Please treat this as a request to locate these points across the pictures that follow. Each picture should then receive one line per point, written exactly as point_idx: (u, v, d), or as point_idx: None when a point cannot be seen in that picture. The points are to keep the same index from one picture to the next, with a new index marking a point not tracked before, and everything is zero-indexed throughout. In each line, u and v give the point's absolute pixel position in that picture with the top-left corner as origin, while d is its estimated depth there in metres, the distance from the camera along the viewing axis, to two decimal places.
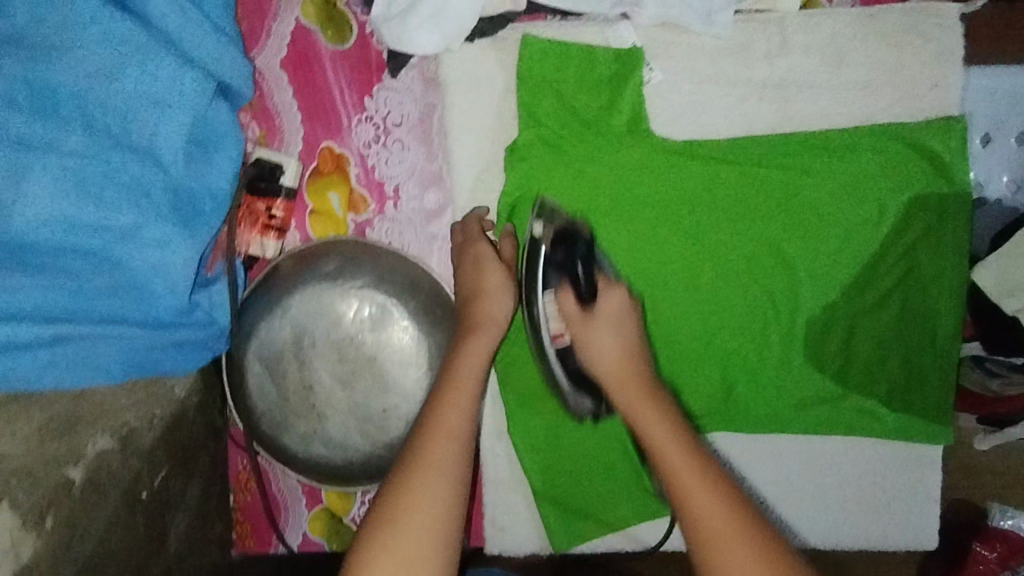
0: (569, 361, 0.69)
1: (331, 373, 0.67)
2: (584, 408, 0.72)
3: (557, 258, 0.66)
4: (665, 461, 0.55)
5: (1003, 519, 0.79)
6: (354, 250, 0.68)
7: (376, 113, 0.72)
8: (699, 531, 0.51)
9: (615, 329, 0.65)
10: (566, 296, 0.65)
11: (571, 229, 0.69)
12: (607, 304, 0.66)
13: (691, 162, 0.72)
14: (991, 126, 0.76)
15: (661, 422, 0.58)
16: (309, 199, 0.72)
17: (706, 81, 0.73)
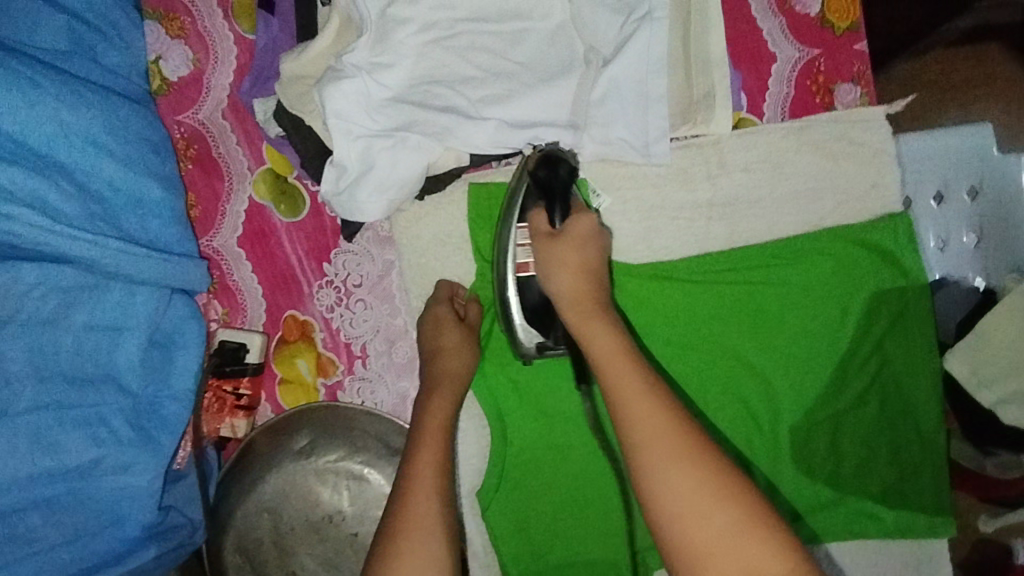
0: (528, 295, 0.66)
1: (313, 556, 0.66)
2: (530, 344, 0.67)
3: (537, 177, 0.65)
4: (595, 346, 0.54)
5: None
6: (326, 413, 0.66)
7: (336, 276, 0.73)
8: (631, 416, 0.50)
9: (574, 266, 0.59)
10: (539, 218, 0.63)
11: (556, 154, 0.66)
12: (575, 224, 0.61)
13: (651, 284, 0.73)
14: (942, 185, 0.80)
15: (615, 344, 0.54)
16: (277, 369, 0.72)
17: (653, 209, 0.75)
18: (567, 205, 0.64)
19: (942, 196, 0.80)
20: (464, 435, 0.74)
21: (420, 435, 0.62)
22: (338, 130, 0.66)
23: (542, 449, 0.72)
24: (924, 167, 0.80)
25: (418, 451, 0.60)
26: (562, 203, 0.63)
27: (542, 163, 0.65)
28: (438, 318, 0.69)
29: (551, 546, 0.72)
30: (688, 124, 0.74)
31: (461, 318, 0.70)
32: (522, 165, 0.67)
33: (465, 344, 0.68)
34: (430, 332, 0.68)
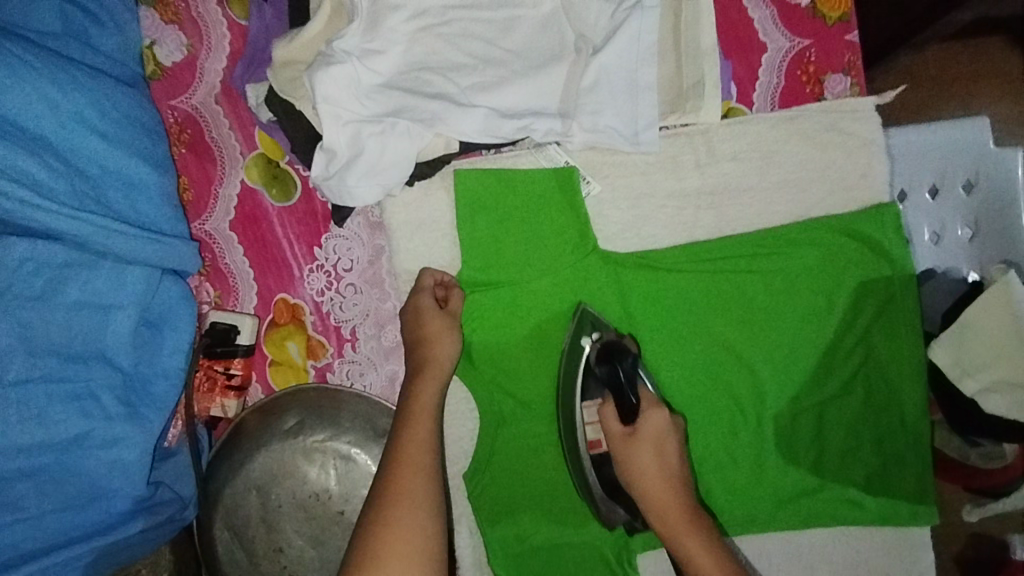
0: (605, 470, 0.70)
1: (300, 533, 0.66)
2: (617, 515, 0.71)
3: (601, 374, 0.69)
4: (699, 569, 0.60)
5: None
6: (316, 396, 0.69)
7: (327, 261, 0.74)
8: None
9: (699, 538, 0.61)
10: (608, 413, 0.68)
11: (618, 345, 0.70)
12: (648, 423, 0.66)
13: (640, 272, 0.74)
14: (936, 179, 0.82)
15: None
16: (268, 350, 0.74)
17: (642, 196, 0.76)
18: (634, 392, 0.67)
19: (936, 190, 0.82)
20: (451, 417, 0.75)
21: (406, 416, 0.63)
22: (327, 114, 0.67)
23: (528, 431, 0.74)
24: (910, 161, 0.82)
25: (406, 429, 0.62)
26: (631, 392, 0.67)
27: (602, 358, 0.69)
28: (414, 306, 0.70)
29: (535, 529, 0.73)
30: (677, 112, 0.74)
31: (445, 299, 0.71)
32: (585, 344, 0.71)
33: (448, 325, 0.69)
34: (414, 317, 0.70)
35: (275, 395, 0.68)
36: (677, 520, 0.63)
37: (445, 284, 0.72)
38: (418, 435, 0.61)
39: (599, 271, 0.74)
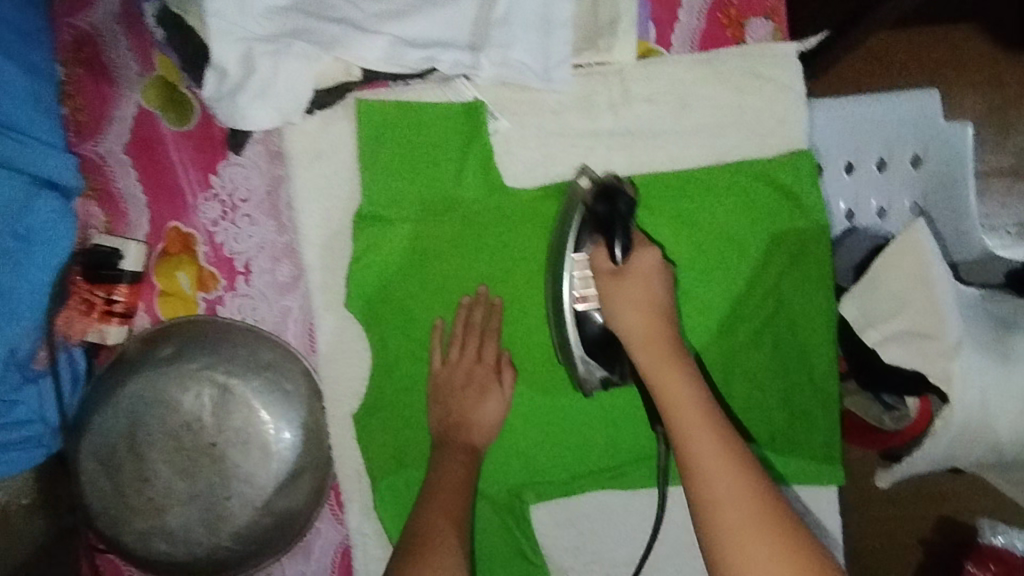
0: (589, 326, 0.64)
1: (169, 464, 0.65)
2: (593, 378, 0.67)
3: (595, 213, 0.63)
4: (666, 386, 0.56)
5: (995, 536, 0.87)
6: (206, 326, 0.67)
7: (223, 190, 0.72)
8: (706, 497, 0.51)
9: (688, 382, 0.56)
10: (599, 250, 0.63)
11: (613, 187, 0.64)
12: (639, 261, 0.62)
13: (541, 211, 0.72)
14: (884, 152, 0.88)
15: (695, 402, 0.55)
16: (157, 281, 0.71)
17: (552, 135, 0.73)
18: (626, 234, 0.62)
19: (884, 162, 0.88)
20: (344, 356, 0.71)
21: (434, 486, 0.65)
22: (217, 29, 0.64)
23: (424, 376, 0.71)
24: (834, 133, 0.88)
25: (439, 491, 0.64)
26: (622, 233, 0.61)
27: (599, 197, 0.64)
28: (453, 379, 0.69)
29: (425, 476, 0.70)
30: (590, 50, 0.72)
31: (476, 358, 0.70)
32: (583, 186, 0.67)
33: (492, 390, 0.69)
34: (451, 400, 0.69)
35: (161, 324, 0.67)
36: (667, 361, 0.57)
37: (460, 342, 0.70)
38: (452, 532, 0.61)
39: (503, 210, 0.72)
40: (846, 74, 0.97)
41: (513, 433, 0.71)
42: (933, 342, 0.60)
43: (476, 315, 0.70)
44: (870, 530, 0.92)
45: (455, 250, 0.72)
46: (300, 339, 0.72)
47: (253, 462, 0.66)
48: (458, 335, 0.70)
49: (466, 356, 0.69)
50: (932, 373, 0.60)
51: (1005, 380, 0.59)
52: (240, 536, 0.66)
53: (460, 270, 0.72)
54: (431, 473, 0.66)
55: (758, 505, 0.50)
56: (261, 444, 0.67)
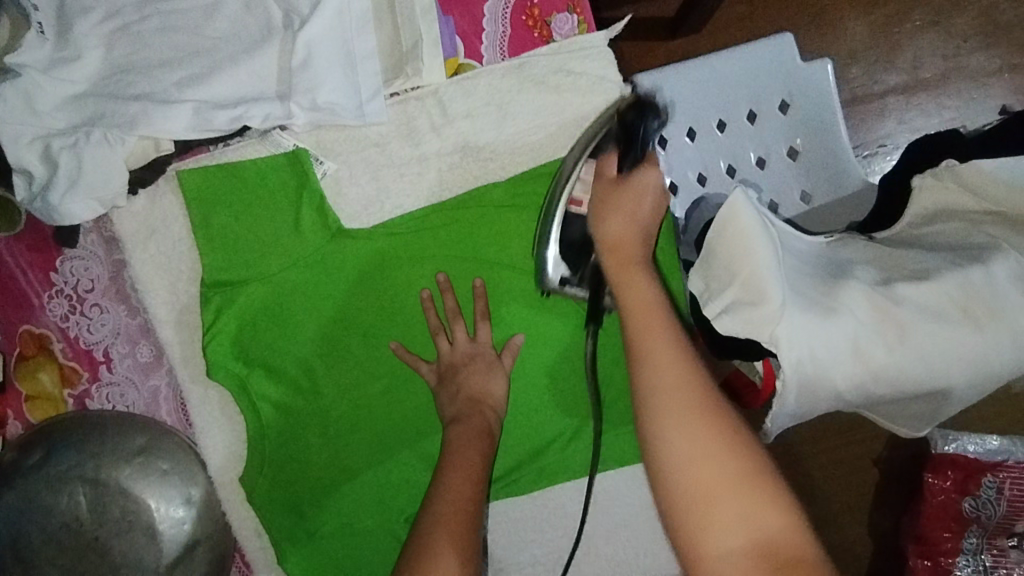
0: (572, 228, 0.66)
1: (54, 566, 0.65)
2: (556, 276, 0.68)
3: (621, 118, 0.64)
4: (629, 298, 0.53)
5: (947, 444, 0.93)
6: (75, 424, 0.68)
7: (66, 285, 0.71)
8: (651, 363, 0.49)
9: (691, 374, 0.47)
10: (609, 163, 0.61)
11: (643, 107, 0.65)
12: (643, 174, 0.59)
13: (389, 243, 0.72)
14: (754, 104, 0.91)
15: (649, 288, 0.53)
16: (22, 386, 0.70)
17: (380, 168, 0.74)
18: (643, 146, 0.60)
19: (755, 114, 0.91)
20: (219, 422, 0.72)
21: (446, 465, 0.63)
22: (8, 136, 0.65)
23: (303, 426, 0.72)
24: (671, 100, 0.89)
25: (450, 478, 0.62)
26: (643, 137, 0.61)
27: (633, 107, 0.64)
28: (455, 363, 0.71)
29: (323, 521, 0.72)
30: (400, 78, 0.72)
31: (470, 341, 0.72)
32: (622, 98, 0.68)
33: (496, 362, 0.72)
34: (456, 383, 0.70)
35: (32, 431, 0.67)
36: (626, 267, 0.55)
37: (447, 332, 0.72)
38: (459, 505, 0.59)
39: (347, 251, 0.71)
40: (684, 46, 0.99)
41: (400, 464, 0.73)
42: (760, 308, 0.61)
43: (452, 302, 0.72)
44: (817, 453, 0.98)
45: (316, 297, 0.72)
46: (174, 415, 0.73)
47: (139, 547, 0.68)
48: (442, 328, 0.72)
49: (458, 344, 0.71)
50: (764, 337, 0.61)
51: (832, 332, 0.61)
52: None
53: (327, 306, 0.72)
54: (445, 458, 0.64)
55: (750, 537, 0.44)
56: (144, 527, 0.68)
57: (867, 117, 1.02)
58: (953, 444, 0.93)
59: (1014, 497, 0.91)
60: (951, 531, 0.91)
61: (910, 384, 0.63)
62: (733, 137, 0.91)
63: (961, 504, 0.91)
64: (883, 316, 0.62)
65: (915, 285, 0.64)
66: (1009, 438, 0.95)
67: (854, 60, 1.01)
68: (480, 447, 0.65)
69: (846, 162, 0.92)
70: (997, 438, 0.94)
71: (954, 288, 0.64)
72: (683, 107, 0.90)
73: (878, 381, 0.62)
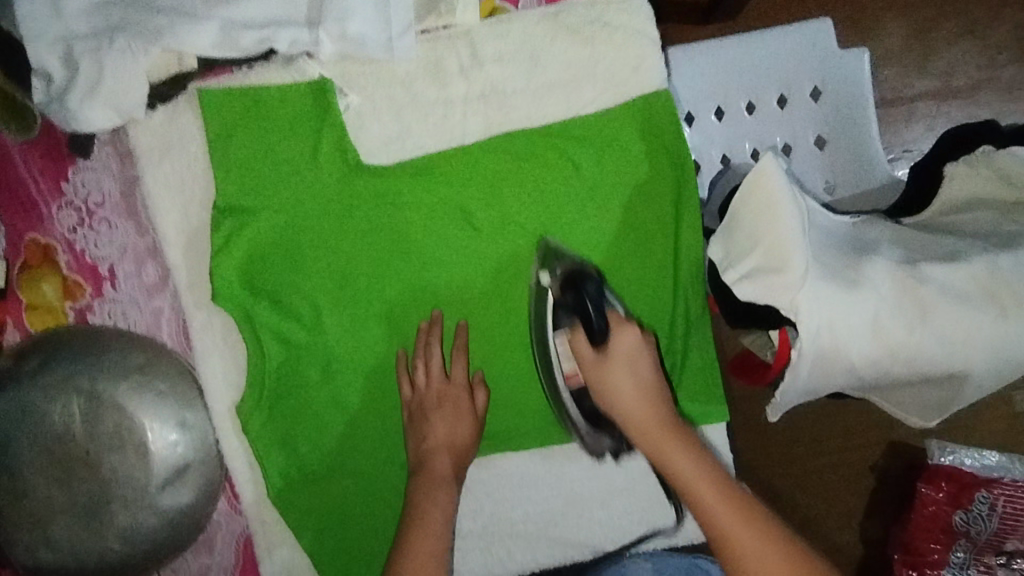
0: (584, 399, 0.68)
1: (44, 475, 0.64)
2: (603, 449, 0.73)
3: (566, 301, 0.65)
4: (681, 477, 0.59)
5: (943, 456, 0.89)
6: (77, 334, 0.68)
7: (76, 196, 0.70)
8: (711, 526, 0.56)
9: (709, 477, 0.58)
10: (580, 341, 0.63)
11: (579, 271, 0.66)
12: (619, 342, 0.63)
13: (402, 186, 0.70)
14: (786, 89, 0.89)
15: (701, 474, 0.59)
16: (22, 295, 0.69)
17: (404, 106, 0.72)
18: (602, 318, 0.63)
19: (786, 100, 0.89)
20: (219, 350, 0.72)
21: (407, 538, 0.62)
22: (32, 33, 0.64)
23: (303, 361, 0.70)
24: (697, 79, 0.89)
25: (410, 541, 0.62)
26: (598, 314, 0.63)
27: (566, 285, 0.65)
28: (424, 402, 0.69)
29: (316, 458, 0.71)
30: (432, 16, 0.71)
31: (445, 377, 0.69)
32: (545, 281, 0.68)
33: (467, 406, 0.69)
34: (420, 425, 0.68)
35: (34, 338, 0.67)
36: (665, 440, 0.60)
37: (421, 361, 0.70)
38: None
39: (356, 191, 0.70)
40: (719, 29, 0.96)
41: (394, 411, 0.72)
42: (780, 275, 0.60)
43: (437, 334, 0.70)
44: (810, 447, 0.94)
45: (322, 233, 0.70)
46: (175, 338, 0.73)
47: (130, 464, 0.66)
48: (420, 357, 0.70)
49: (432, 379, 0.69)
50: (783, 305, 0.60)
51: (853, 305, 0.60)
52: (130, 538, 0.66)
53: (339, 251, 0.70)
54: (409, 515, 0.64)
55: (781, 554, 0.55)
56: (135, 447, 0.66)
57: (902, 108, 0.99)
58: (950, 456, 0.89)
59: (1009, 515, 0.86)
60: (939, 543, 0.87)
61: (928, 364, 0.61)
62: (760, 119, 0.89)
63: (952, 518, 0.87)
64: (906, 294, 0.61)
65: (941, 265, 0.62)
66: (1006, 455, 0.91)
67: (892, 49, 0.99)
68: (444, 499, 0.65)
69: (875, 155, 0.89)
70: (996, 454, 0.90)
71: (980, 270, 0.62)
72: (711, 87, 0.89)
73: (895, 358, 0.61)
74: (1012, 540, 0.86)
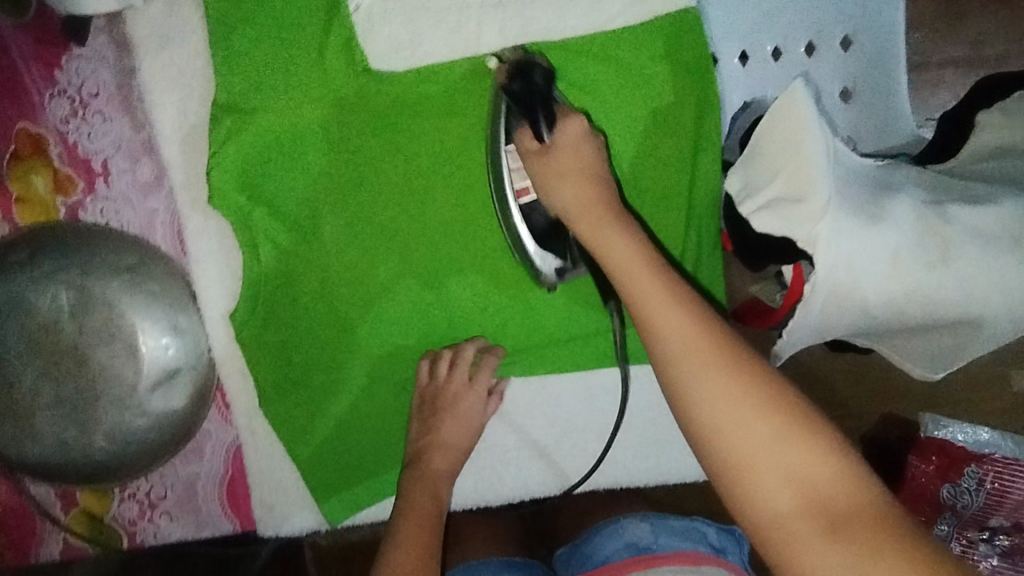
0: (535, 219, 0.64)
1: (32, 368, 0.63)
2: (550, 271, 0.66)
3: (514, 92, 0.62)
4: (628, 284, 0.52)
5: (935, 428, 0.85)
6: (70, 229, 0.65)
7: (70, 86, 0.67)
8: (651, 317, 0.49)
9: (676, 303, 0.49)
10: (524, 136, 0.61)
11: (527, 60, 0.64)
12: (565, 127, 0.61)
13: (410, 95, 0.67)
14: (815, 35, 0.78)
15: (645, 265, 0.52)
16: (11, 186, 0.64)
17: (418, 10, 0.68)
18: (549, 111, 0.61)
19: (813, 47, 0.78)
20: (217, 258, 0.70)
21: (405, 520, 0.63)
22: None
23: (300, 273, 0.68)
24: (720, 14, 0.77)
25: (405, 523, 0.63)
26: (544, 109, 0.61)
27: (515, 75, 0.63)
28: (439, 396, 0.69)
29: (311, 372, 0.70)
30: None
31: (467, 381, 0.69)
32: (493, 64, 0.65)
33: (478, 423, 0.71)
34: (428, 417, 0.69)
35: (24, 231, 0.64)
36: (593, 212, 0.57)
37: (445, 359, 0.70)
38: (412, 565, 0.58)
39: (363, 96, 0.67)
40: None
41: (393, 330, 0.70)
42: (802, 206, 0.58)
43: (468, 358, 0.69)
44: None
45: (324, 139, 0.67)
46: (169, 241, 0.70)
47: (118, 362, 0.65)
48: (450, 355, 0.69)
49: (454, 376, 0.69)
50: (801, 237, 0.58)
51: (875, 241, 0.57)
52: (118, 437, 0.65)
53: (340, 160, 0.67)
54: (400, 503, 0.65)
55: (759, 413, 0.45)
56: (125, 342, 0.65)
57: None
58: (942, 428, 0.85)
59: (997, 491, 0.83)
60: (925, 515, 0.84)
61: (943, 308, 0.60)
62: (786, 68, 0.78)
63: (939, 490, 0.83)
64: (931, 234, 0.59)
65: (968, 207, 0.60)
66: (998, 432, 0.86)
67: None
68: (436, 495, 0.66)
69: (903, 115, 0.79)
70: (988, 430, 0.86)
71: (1007, 214, 0.60)
72: (731, 25, 0.77)
73: (911, 299, 0.59)
74: (998, 516, 0.83)
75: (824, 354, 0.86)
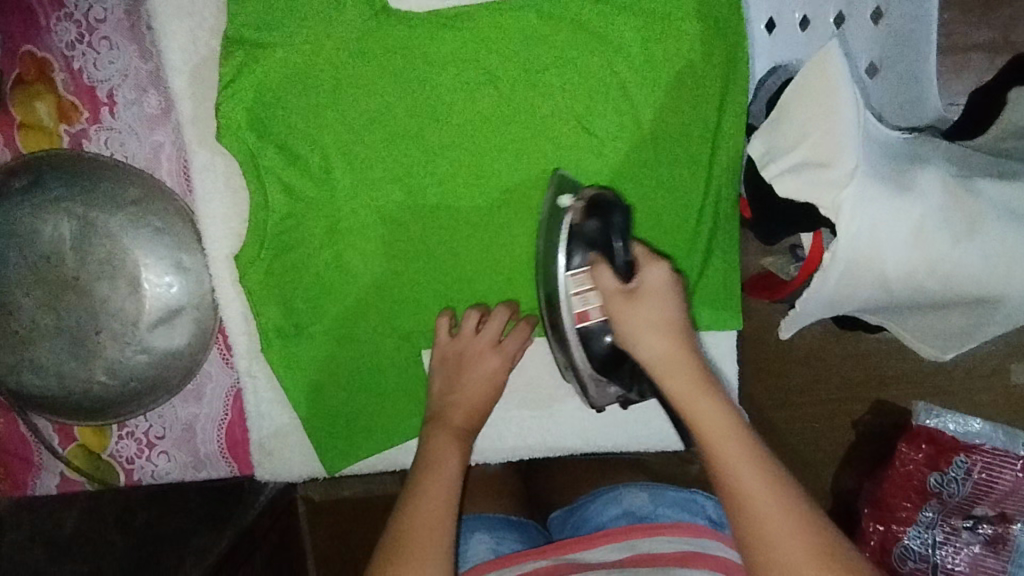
0: (594, 345, 0.58)
1: (32, 296, 0.63)
2: (605, 395, 0.63)
3: (589, 229, 0.58)
4: (715, 450, 0.48)
5: (927, 418, 0.83)
6: (71, 158, 0.64)
7: (77, 9, 0.65)
8: (733, 482, 0.47)
9: (761, 477, 0.46)
10: (602, 272, 0.54)
11: (607, 203, 0.60)
12: (648, 277, 0.54)
13: (428, 40, 0.65)
14: (845, 4, 0.74)
15: (732, 430, 0.48)
16: (14, 110, 0.66)
17: None
18: (628, 248, 0.56)
19: (843, 18, 0.74)
20: (222, 199, 0.67)
21: (408, 524, 0.55)
22: None
23: (307, 217, 0.67)
24: None
25: (408, 520, 0.55)
26: (620, 247, 0.56)
27: (594, 211, 0.59)
28: (464, 360, 0.66)
29: (315, 318, 0.69)
30: None
31: (495, 343, 0.67)
32: (567, 204, 0.62)
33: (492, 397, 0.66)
34: (454, 382, 0.66)
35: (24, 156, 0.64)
36: (680, 367, 0.51)
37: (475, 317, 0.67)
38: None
39: (379, 37, 0.64)
40: None
41: (399, 279, 0.69)
42: (826, 171, 0.56)
43: (509, 338, 0.67)
44: (800, 387, 0.89)
45: (338, 80, 0.65)
46: (174, 176, 0.68)
47: (119, 297, 0.65)
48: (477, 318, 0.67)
49: (484, 342, 0.66)
50: (823, 203, 0.57)
51: (899, 211, 0.56)
52: (115, 373, 0.65)
53: (354, 104, 0.66)
54: (406, 494, 0.58)
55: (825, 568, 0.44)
56: (127, 277, 0.65)
57: None
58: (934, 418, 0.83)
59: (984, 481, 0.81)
60: (910, 501, 0.82)
61: (964, 284, 0.58)
62: (815, 41, 0.75)
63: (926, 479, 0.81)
64: (955, 206, 0.57)
65: (998, 182, 0.58)
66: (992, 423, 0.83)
67: None
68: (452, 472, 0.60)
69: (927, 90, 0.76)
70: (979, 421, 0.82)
71: None
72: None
73: (931, 273, 0.58)
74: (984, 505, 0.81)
75: (830, 335, 0.88)
